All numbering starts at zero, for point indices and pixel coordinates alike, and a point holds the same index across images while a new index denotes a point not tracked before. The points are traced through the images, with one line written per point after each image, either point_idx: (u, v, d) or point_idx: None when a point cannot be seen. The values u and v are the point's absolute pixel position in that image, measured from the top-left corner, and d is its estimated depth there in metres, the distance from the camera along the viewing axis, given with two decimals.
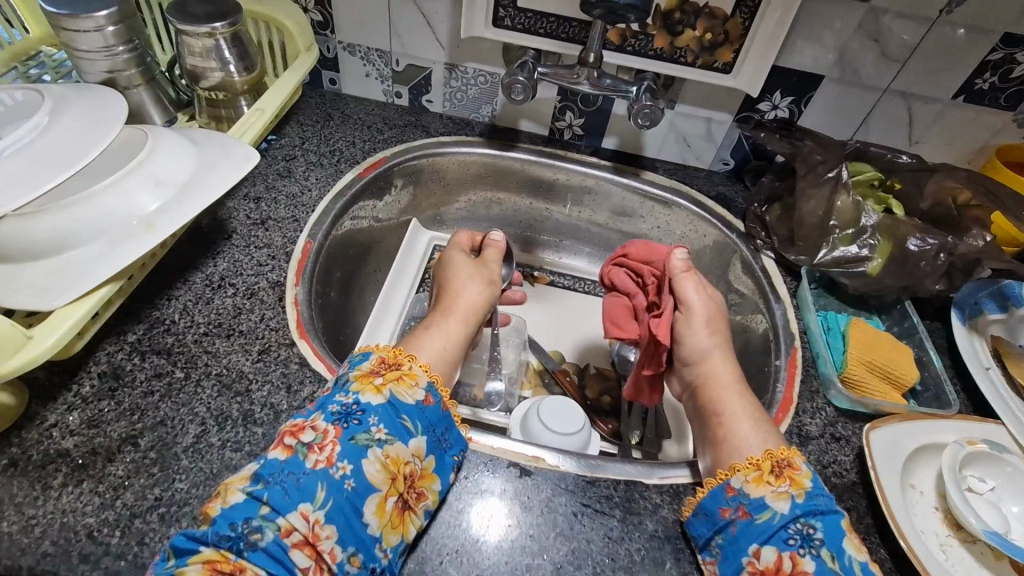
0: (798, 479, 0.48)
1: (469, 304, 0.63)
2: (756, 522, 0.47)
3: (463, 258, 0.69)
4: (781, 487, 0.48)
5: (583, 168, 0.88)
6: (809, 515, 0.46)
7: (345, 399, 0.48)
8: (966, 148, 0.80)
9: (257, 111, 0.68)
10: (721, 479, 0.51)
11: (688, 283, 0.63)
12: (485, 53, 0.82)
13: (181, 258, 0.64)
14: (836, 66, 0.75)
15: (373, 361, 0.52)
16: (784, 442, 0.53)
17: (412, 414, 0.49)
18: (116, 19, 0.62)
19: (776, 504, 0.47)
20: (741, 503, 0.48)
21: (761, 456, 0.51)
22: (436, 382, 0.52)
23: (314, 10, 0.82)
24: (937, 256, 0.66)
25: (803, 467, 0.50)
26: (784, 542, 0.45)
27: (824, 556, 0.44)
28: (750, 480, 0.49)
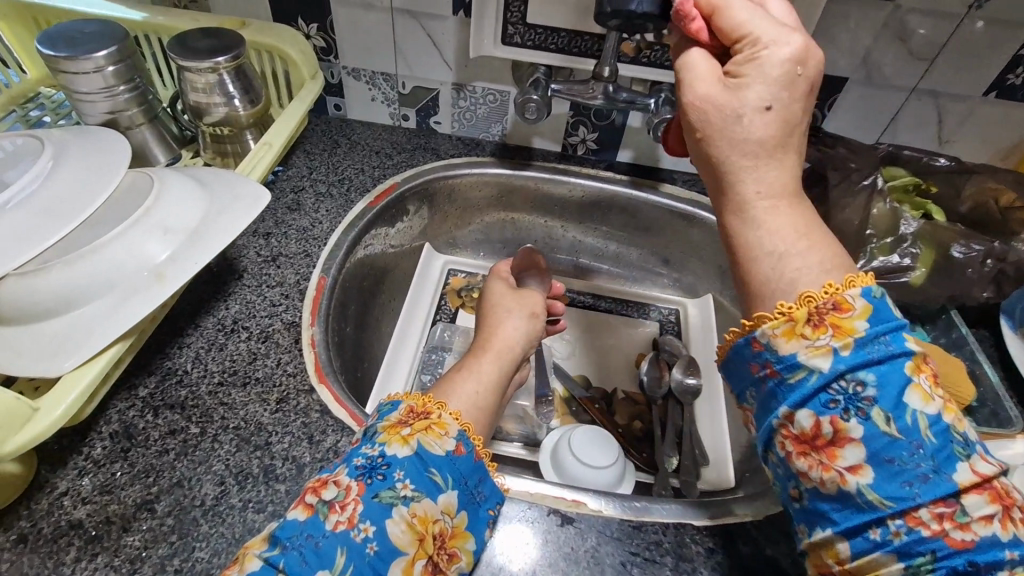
0: (846, 323, 0.36)
1: (504, 342, 0.57)
2: (789, 382, 0.37)
3: (503, 291, 0.64)
4: (820, 340, 0.36)
5: (599, 184, 0.85)
6: (857, 370, 0.35)
7: (371, 451, 0.43)
8: (999, 146, 0.76)
9: (265, 146, 0.65)
10: (746, 331, 0.40)
11: (699, 74, 0.43)
12: (493, 71, 0.79)
13: (191, 302, 0.61)
14: (861, 68, 0.72)
15: (402, 411, 0.46)
16: (854, 268, 0.39)
17: (441, 468, 0.43)
18: (116, 58, 0.60)
19: (813, 361, 0.36)
20: (768, 361, 0.38)
21: (796, 302, 0.37)
22: (468, 429, 0.46)
23: (317, 36, 0.80)
24: (984, 262, 0.63)
25: (860, 300, 0.36)
26: (824, 406, 0.36)
27: (876, 419, 0.35)
28: (780, 334, 0.37)
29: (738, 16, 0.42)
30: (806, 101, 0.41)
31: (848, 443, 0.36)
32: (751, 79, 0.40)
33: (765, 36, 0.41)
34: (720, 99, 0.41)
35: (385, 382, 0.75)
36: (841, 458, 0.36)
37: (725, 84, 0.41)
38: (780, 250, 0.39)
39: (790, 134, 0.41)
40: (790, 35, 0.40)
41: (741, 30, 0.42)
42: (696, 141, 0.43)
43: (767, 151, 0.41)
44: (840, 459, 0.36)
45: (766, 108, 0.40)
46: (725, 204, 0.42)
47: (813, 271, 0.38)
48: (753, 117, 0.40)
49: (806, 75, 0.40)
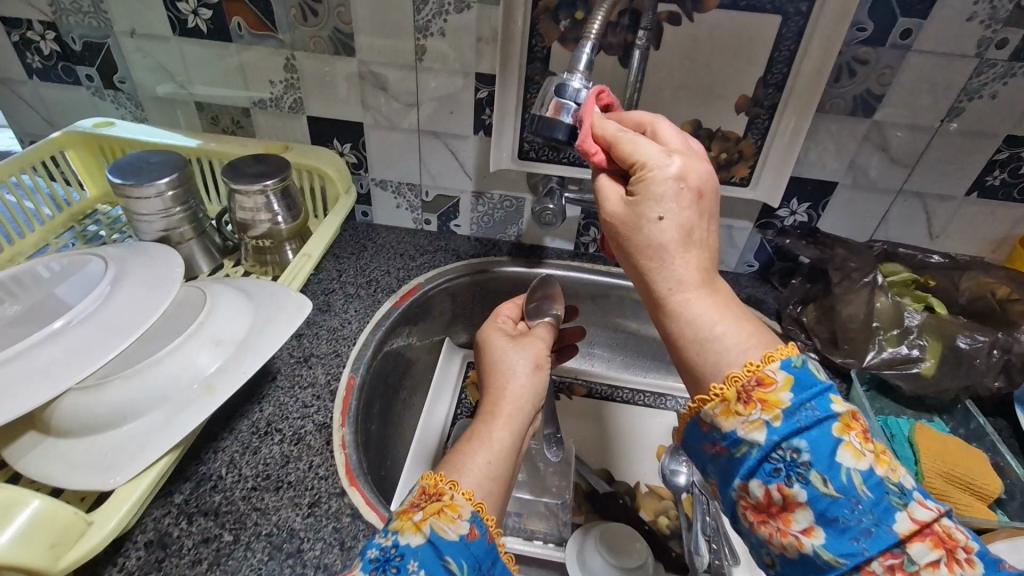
0: (772, 397, 0.39)
1: (516, 403, 0.54)
2: (737, 457, 0.40)
3: (507, 344, 0.61)
4: (753, 416, 0.39)
5: (611, 279, 0.90)
6: (790, 438, 0.38)
7: (384, 542, 0.41)
8: (987, 239, 0.81)
9: (304, 257, 0.71)
10: (693, 413, 0.43)
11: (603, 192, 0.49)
12: (511, 181, 0.87)
13: (228, 405, 0.64)
14: (849, 174, 0.78)
15: (416, 493, 0.45)
16: (777, 339, 0.42)
17: (456, 554, 0.40)
18: (176, 184, 0.68)
19: (750, 435, 0.39)
20: (716, 439, 0.41)
21: (725, 383, 0.41)
22: (481, 511, 0.44)
23: (350, 153, 0.88)
24: (991, 352, 0.65)
25: (782, 373, 0.39)
26: (770, 474, 0.39)
27: (814, 482, 0.37)
28: (719, 414, 0.41)
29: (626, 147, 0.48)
30: (699, 206, 0.46)
31: (797, 507, 0.38)
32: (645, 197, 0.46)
33: (650, 160, 0.47)
34: (626, 216, 0.47)
35: (409, 477, 0.75)
36: (795, 522, 0.38)
37: (626, 203, 0.47)
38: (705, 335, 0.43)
39: (690, 234, 0.46)
40: (669, 157, 0.46)
41: (633, 156, 0.48)
42: (617, 254, 0.49)
43: (672, 251, 0.45)
44: (794, 523, 0.38)
45: (659, 218, 0.45)
46: (652, 305, 0.47)
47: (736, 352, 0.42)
48: (652, 229, 0.45)
49: (692, 186, 0.45)
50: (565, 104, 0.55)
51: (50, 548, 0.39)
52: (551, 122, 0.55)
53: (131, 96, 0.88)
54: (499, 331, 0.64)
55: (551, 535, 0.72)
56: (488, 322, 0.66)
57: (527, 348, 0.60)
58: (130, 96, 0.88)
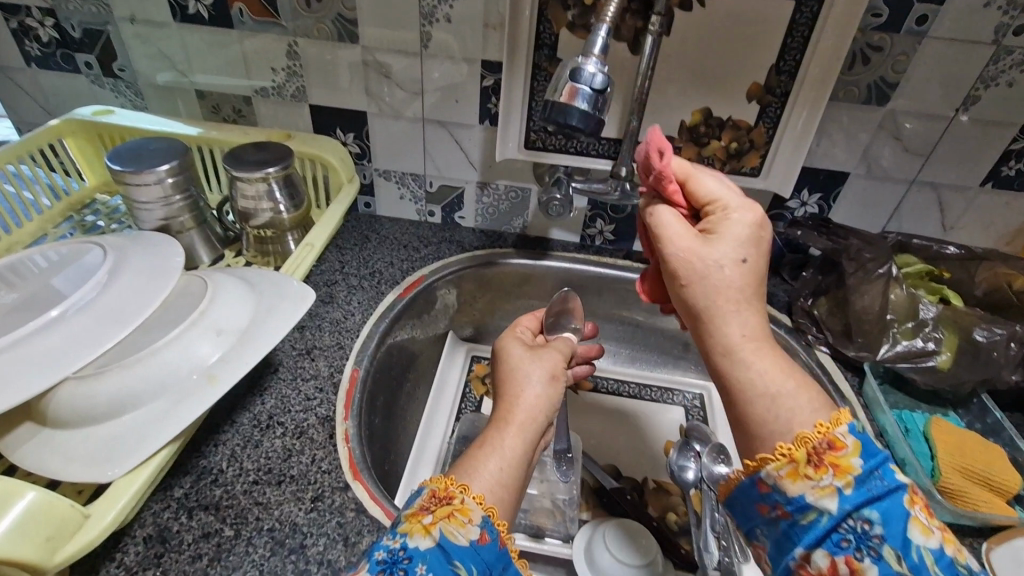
0: (843, 462, 0.38)
1: (530, 415, 0.51)
2: (800, 523, 0.39)
3: (522, 353, 0.58)
4: (824, 481, 0.38)
5: (618, 271, 0.89)
6: (861, 508, 0.37)
7: (392, 544, 0.41)
8: (1001, 231, 0.80)
9: (307, 246, 0.69)
10: (750, 471, 0.41)
11: (671, 221, 0.47)
12: (517, 171, 0.85)
13: (229, 398, 0.63)
14: (861, 164, 0.77)
15: (425, 496, 0.44)
16: (832, 401, 0.40)
17: (466, 560, 0.40)
18: (176, 171, 0.66)
19: (821, 502, 0.38)
20: (777, 502, 0.40)
21: (794, 443, 0.39)
22: (492, 515, 0.43)
23: (353, 143, 0.86)
24: (1009, 345, 0.64)
25: (849, 437, 0.39)
26: (837, 546, 0.37)
27: (886, 558, 0.36)
28: (785, 476, 0.39)
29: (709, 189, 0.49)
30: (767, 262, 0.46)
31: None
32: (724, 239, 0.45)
33: (730, 204, 0.47)
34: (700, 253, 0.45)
35: (414, 470, 0.75)
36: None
37: (701, 238, 0.46)
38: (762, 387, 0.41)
39: (759, 287, 0.45)
40: (749, 207, 0.47)
41: (710, 198, 0.49)
42: (679, 288, 0.46)
43: (742, 299, 0.44)
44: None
45: (741, 259, 0.44)
46: (711, 348, 0.44)
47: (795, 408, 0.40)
48: (731, 267, 0.44)
49: (765, 239, 0.46)
50: (579, 88, 0.53)
51: (46, 541, 0.38)
52: (565, 108, 0.53)
53: (131, 85, 0.86)
54: (518, 341, 0.60)
55: (558, 531, 0.71)
56: (507, 332, 0.62)
57: (544, 360, 0.57)
58: (130, 85, 0.86)
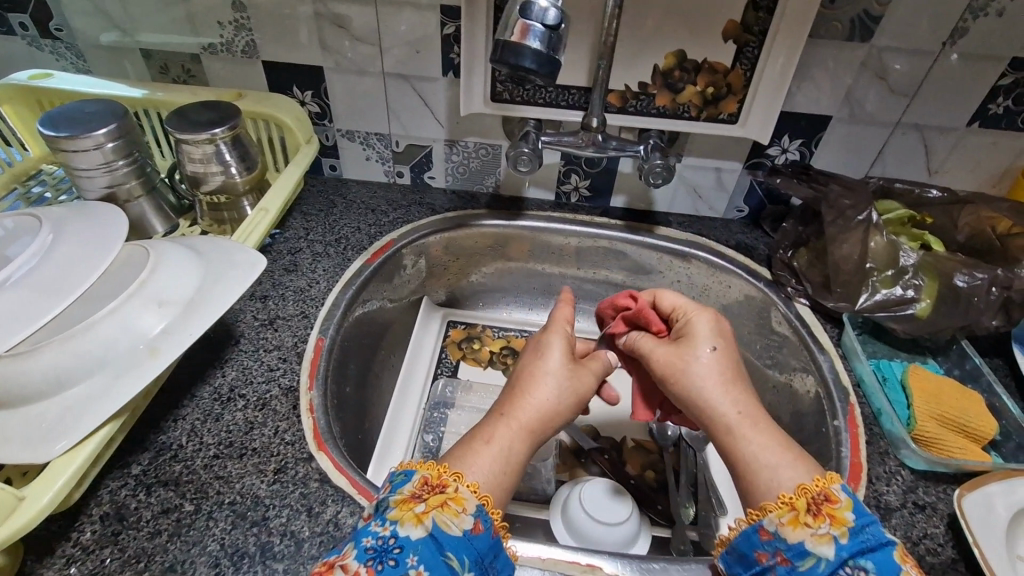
0: (839, 514, 0.42)
1: (543, 421, 0.50)
2: (799, 570, 0.42)
3: (563, 362, 0.53)
4: (821, 529, 0.42)
5: (595, 229, 0.85)
6: (858, 556, 0.40)
7: (381, 531, 0.40)
8: (987, 173, 0.77)
9: (261, 211, 0.66)
10: (753, 520, 0.45)
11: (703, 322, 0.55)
12: (485, 127, 0.81)
13: (188, 371, 0.60)
14: (844, 106, 0.73)
15: (415, 483, 0.43)
16: (819, 467, 0.46)
17: (458, 550, 0.40)
18: (115, 135, 0.62)
19: (819, 549, 0.41)
20: (777, 549, 0.43)
21: (794, 493, 0.44)
22: (487, 504, 0.43)
23: (312, 102, 0.82)
24: (990, 290, 0.62)
25: (843, 495, 0.43)
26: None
27: None
28: (786, 523, 0.43)
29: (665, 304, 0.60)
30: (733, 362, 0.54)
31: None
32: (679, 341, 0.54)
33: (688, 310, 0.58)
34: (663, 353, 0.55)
35: (389, 439, 0.74)
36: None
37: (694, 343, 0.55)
38: (757, 456, 0.46)
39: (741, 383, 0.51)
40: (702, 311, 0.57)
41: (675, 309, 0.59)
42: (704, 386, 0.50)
43: (726, 383, 0.50)
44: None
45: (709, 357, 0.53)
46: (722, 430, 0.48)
47: (790, 472, 0.45)
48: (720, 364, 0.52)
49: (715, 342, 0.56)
50: (530, 27, 0.49)
51: None
52: (517, 48, 0.49)
53: (70, 45, 0.80)
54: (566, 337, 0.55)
55: (536, 493, 0.70)
56: (552, 324, 0.57)
57: (579, 380, 0.53)
58: (70, 46, 0.81)
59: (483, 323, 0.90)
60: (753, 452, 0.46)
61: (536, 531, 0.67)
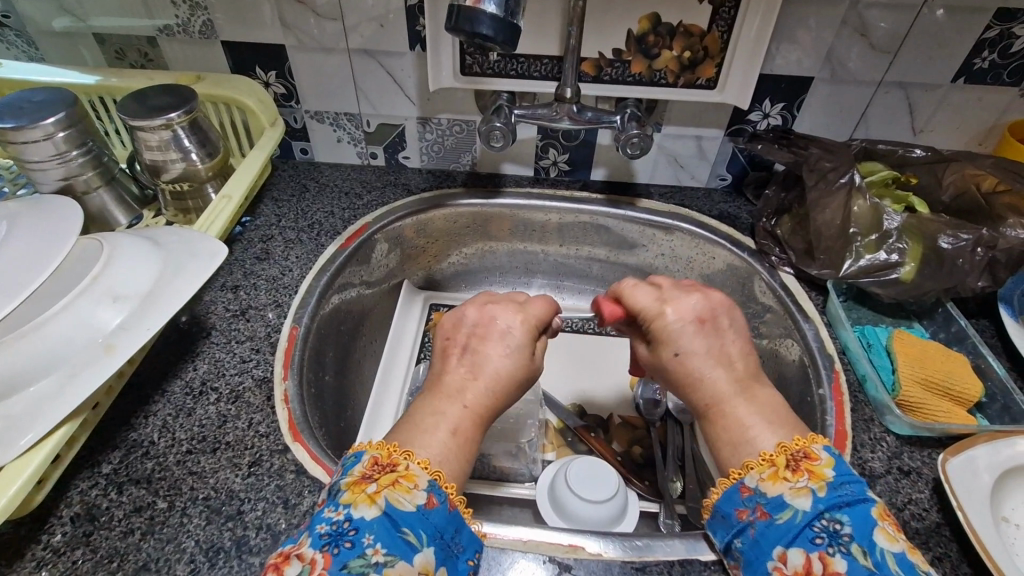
0: (818, 469, 0.43)
1: (492, 405, 0.50)
2: (777, 523, 0.42)
3: (520, 344, 0.52)
4: (800, 482, 0.43)
5: (576, 204, 0.83)
6: (834, 509, 0.41)
7: (335, 516, 0.40)
8: (974, 130, 0.75)
9: (224, 198, 0.65)
10: (734, 479, 0.46)
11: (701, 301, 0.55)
12: (457, 102, 0.78)
13: (158, 367, 0.59)
14: (825, 66, 0.71)
15: (366, 463, 0.43)
16: (802, 430, 0.47)
17: (414, 525, 0.40)
18: (66, 124, 0.59)
19: (796, 501, 0.42)
20: (757, 503, 0.44)
21: (775, 451, 0.45)
22: (440, 478, 0.43)
23: (276, 83, 0.78)
24: (975, 251, 0.61)
25: (824, 453, 0.44)
26: (810, 542, 0.40)
27: (854, 553, 0.38)
28: (766, 478, 0.44)
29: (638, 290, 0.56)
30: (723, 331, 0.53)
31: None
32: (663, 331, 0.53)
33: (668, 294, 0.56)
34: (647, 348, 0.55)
35: (372, 426, 0.73)
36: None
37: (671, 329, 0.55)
38: (745, 422, 0.48)
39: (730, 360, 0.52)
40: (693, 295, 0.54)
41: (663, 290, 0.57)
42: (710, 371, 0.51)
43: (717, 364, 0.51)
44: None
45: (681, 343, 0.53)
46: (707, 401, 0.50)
47: (770, 433, 0.47)
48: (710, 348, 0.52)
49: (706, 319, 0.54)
50: None
51: None
52: (473, 15, 0.49)
53: (19, 32, 0.77)
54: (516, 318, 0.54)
55: (522, 473, 0.70)
56: (517, 304, 0.55)
57: (529, 361, 0.52)
58: (19, 33, 0.77)
59: (466, 304, 0.89)
60: (741, 418, 0.48)
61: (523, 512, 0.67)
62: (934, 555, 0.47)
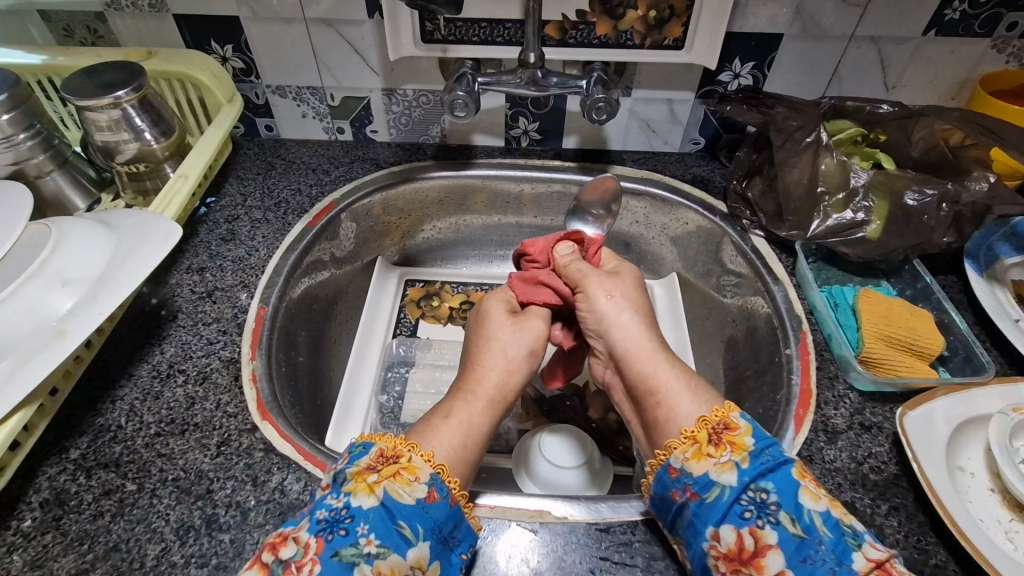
0: (738, 440, 0.45)
1: (499, 387, 0.52)
2: (707, 502, 0.43)
3: (506, 325, 0.56)
4: (724, 457, 0.44)
5: (547, 173, 0.81)
6: (759, 479, 0.43)
7: (335, 502, 0.41)
8: (946, 84, 0.74)
9: (180, 177, 0.64)
10: (661, 462, 0.46)
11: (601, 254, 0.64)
12: (422, 71, 0.76)
13: (123, 351, 0.58)
14: (795, 22, 0.69)
15: (373, 454, 0.44)
16: (717, 399, 0.49)
17: (411, 519, 0.40)
18: (9, 105, 0.58)
19: (722, 477, 0.43)
20: (686, 484, 0.44)
21: (695, 427, 0.46)
22: (443, 472, 0.44)
23: (234, 57, 0.75)
24: (940, 207, 0.61)
25: (741, 422, 0.46)
26: (741, 517, 0.42)
27: (784, 522, 0.41)
28: (690, 457, 0.45)
29: (609, 252, 0.65)
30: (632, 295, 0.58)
31: (768, 551, 0.40)
32: (621, 277, 0.58)
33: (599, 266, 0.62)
34: (597, 276, 0.58)
35: (348, 401, 0.73)
36: (766, 568, 0.40)
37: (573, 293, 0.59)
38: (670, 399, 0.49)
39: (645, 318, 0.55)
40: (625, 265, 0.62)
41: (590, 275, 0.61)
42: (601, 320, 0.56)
43: (643, 321, 0.55)
44: (767, 569, 0.40)
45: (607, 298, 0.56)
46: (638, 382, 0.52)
47: (694, 405, 0.48)
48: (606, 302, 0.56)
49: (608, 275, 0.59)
50: None
51: None
52: None
53: None
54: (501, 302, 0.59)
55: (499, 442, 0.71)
56: (494, 293, 0.61)
57: (525, 333, 0.56)
58: None
59: (442, 279, 0.88)
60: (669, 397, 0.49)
61: (500, 479, 0.68)
62: (890, 506, 0.48)
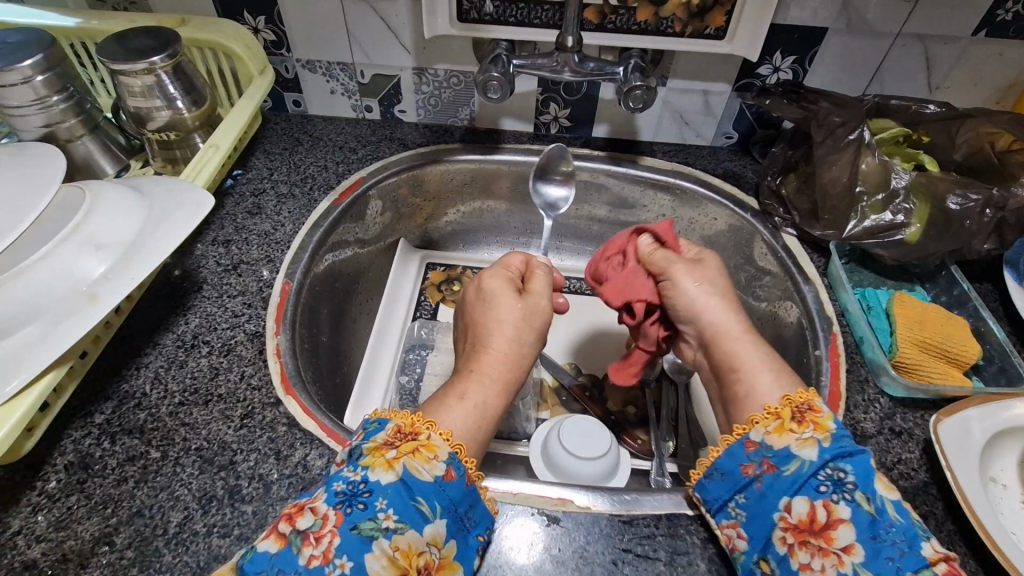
0: (822, 421, 0.44)
1: (512, 366, 0.51)
2: (783, 475, 0.43)
3: (512, 304, 0.54)
4: (806, 433, 0.44)
5: (576, 161, 0.80)
6: (838, 458, 0.42)
7: (353, 476, 0.41)
8: (991, 88, 0.72)
9: (211, 147, 0.64)
10: (741, 435, 0.46)
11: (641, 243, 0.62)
12: (454, 52, 0.75)
13: (148, 319, 0.58)
14: (841, 16, 0.67)
15: (389, 431, 0.43)
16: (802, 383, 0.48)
17: (429, 495, 0.40)
18: (44, 66, 0.57)
19: (803, 451, 0.43)
20: (764, 456, 0.44)
21: (779, 404, 0.46)
22: (460, 451, 0.43)
23: (266, 29, 0.75)
24: (983, 212, 0.60)
25: (825, 408, 0.46)
26: (815, 490, 0.41)
27: (859, 500, 0.40)
28: (772, 431, 0.45)
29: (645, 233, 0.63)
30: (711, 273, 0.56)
31: (840, 525, 0.40)
32: (705, 265, 0.57)
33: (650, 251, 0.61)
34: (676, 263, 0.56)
35: (366, 382, 0.73)
36: (836, 541, 0.40)
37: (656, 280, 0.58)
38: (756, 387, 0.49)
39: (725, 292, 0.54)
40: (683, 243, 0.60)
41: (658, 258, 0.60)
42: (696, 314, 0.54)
43: (723, 300, 0.54)
44: (836, 542, 0.40)
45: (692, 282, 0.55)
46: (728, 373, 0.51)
47: (773, 388, 0.48)
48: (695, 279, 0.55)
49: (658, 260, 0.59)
50: None
51: None
52: None
53: None
54: (505, 280, 0.56)
55: (518, 430, 0.70)
56: (494, 266, 0.58)
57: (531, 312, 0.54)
58: None
59: (463, 264, 0.88)
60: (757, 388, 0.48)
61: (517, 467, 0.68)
62: (919, 513, 0.48)
